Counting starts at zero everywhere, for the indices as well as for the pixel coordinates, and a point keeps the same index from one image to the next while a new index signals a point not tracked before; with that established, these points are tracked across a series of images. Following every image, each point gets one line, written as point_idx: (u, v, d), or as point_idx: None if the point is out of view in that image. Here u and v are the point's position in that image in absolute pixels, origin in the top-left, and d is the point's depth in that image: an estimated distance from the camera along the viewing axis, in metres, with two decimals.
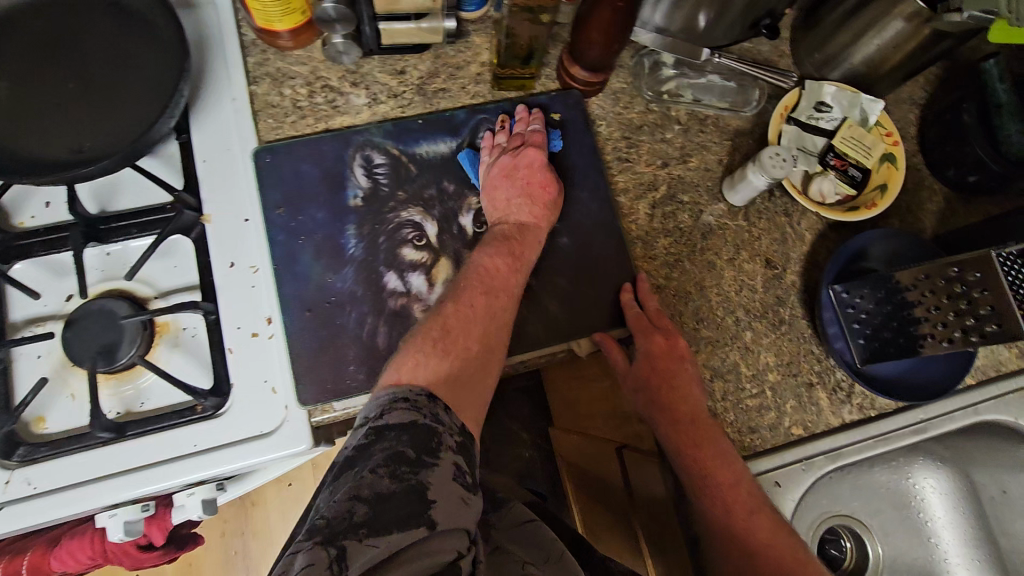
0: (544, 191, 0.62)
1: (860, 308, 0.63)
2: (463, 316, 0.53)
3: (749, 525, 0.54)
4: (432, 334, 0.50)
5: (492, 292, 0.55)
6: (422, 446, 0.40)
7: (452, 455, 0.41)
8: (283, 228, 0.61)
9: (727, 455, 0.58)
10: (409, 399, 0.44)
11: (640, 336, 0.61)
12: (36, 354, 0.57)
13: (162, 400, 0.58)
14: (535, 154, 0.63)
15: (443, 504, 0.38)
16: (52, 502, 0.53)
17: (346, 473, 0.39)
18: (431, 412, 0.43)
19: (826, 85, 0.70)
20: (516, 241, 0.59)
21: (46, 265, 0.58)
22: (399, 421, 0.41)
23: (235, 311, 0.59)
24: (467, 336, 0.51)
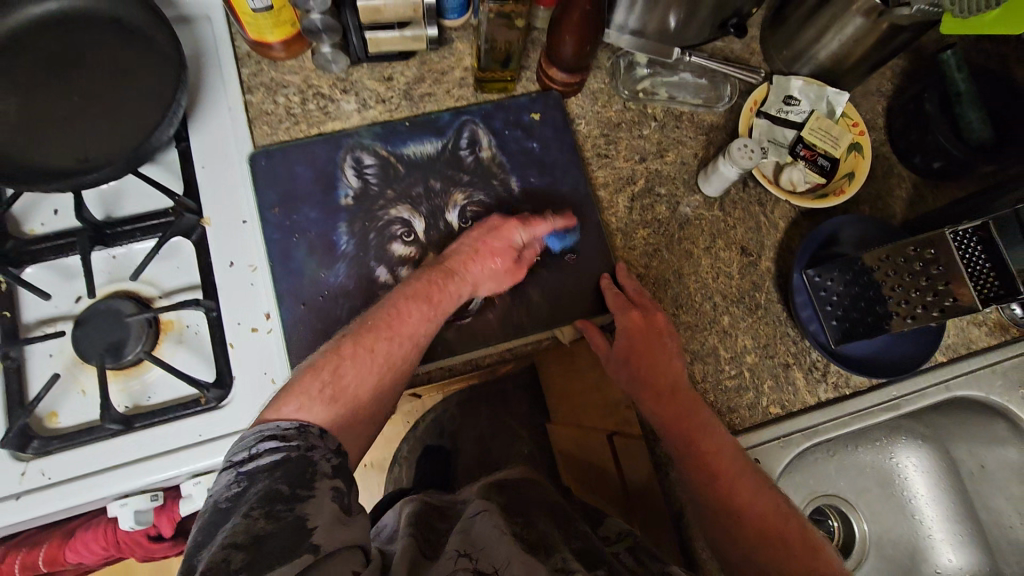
0: (493, 259, 0.62)
1: (832, 291, 0.67)
2: (357, 363, 0.54)
3: (733, 489, 0.57)
4: (321, 377, 0.52)
5: (397, 340, 0.56)
6: (295, 481, 0.43)
7: (330, 480, 0.45)
8: (278, 228, 0.64)
9: (709, 423, 0.61)
10: (278, 436, 0.47)
11: (620, 315, 0.64)
12: (48, 352, 0.60)
13: (168, 394, 0.61)
14: (515, 231, 0.63)
15: (327, 526, 0.41)
16: (66, 491, 0.56)
17: (222, 518, 0.41)
18: (300, 442, 0.47)
19: (794, 79, 0.73)
20: (436, 290, 0.59)
21: (56, 268, 0.62)
22: (269, 462, 0.44)
23: (234, 307, 0.62)
24: (357, 387, 0.53)
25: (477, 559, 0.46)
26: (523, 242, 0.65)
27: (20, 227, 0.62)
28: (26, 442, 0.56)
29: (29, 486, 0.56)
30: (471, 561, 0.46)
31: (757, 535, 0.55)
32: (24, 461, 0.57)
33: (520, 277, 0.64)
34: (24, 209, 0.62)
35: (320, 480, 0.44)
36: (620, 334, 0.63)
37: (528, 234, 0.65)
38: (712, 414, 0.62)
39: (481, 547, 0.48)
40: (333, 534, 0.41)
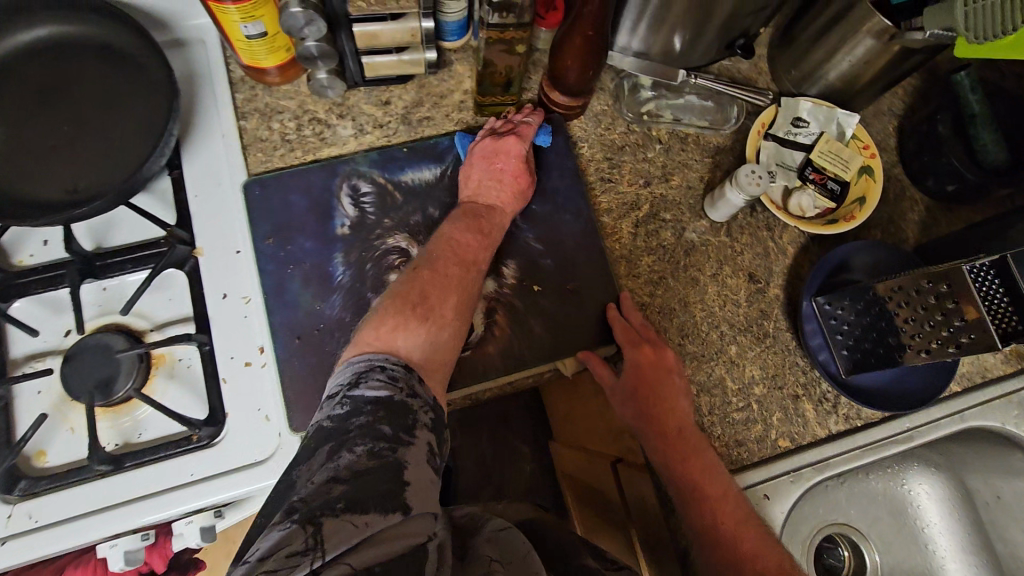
0: (515, 180, 0.65)
1: (842, 319, 0.65)
2: (439, 284, 0.55)
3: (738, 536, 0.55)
4: (411, 300, 0.53)
5: (464, 264, 0.58)
6: (399, 425, 0.43)
7: (427, 434, 0.44)
8: (272, 258, 0.63)
9: (713, 467, 0.58)
10: (386, 369, 0.46)
11: (627, 345, 0.62)
12: (35, 390, 0.58)
13: (159, 431, 0.59)
14: (518, 144, 0.65)
15: (418, 486, 0.40)
16: (53, 535, 0.55)
17: (327, 444, 0.41)
18: (405, 386, 0.46)
19: (802, 102, 0.71)
20: (485, 219, 0.62)
21: (44, 302, 0.60)
22: (375, 394, 0.44)
23: (227, 341, 0.60)
24: (445, 304, 0.54)
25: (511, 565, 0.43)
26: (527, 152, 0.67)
27: (8, 259, 0.61)
28: (12, 483, 0.55)
29: (15, 530, 0.55)
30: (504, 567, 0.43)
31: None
32: (11, 503, 0.55)
33: (529, 182, 0.66)
34: (12, 241, 0.61)
35: (422, 430, 0.44)
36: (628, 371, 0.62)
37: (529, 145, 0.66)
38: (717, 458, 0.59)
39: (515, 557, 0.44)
40: (421, 497, 0.40)
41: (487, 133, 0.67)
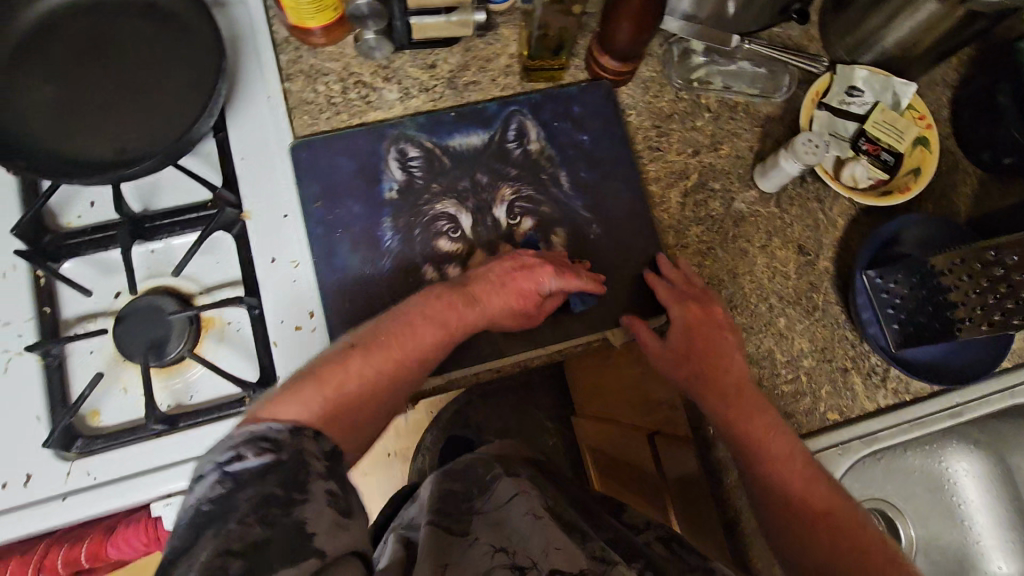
0: (520, 301, 0.57)
1: (894, 293, 0.65)
2: (362, 380, 0.51)
3: (807, 493, 0.54)
4: (323, 390, 0.49)
5: (403, 364, 0.53)
6: (290, 484, 0.40)
7: (324, 482, 0.42)
8: (321, 222, 0.62)
9: (769, 420, 0.58)
10: (271, 440, 0.43)
11: (673, 305, 0.61)
12: (88, 350, 0.58)
13: (211, 393, 0.59)
14: (549, 279, 0.58)
15: (327, 529, 0.39)
16: (110, 492, 0.55)
17: (204, 525, 0.37)
18: (293, 449, 0.43)
19: (858, 70, 0.70)
20: (455, 314, 0.56)
21: (94, 263, 0.60)
22: (261, 463, 0.40)
23: (278, 306, 0.60)
24: (359, 407, 0.50)
25: (515, 553, 0.45)
26: (551, 293, 0.59)
27: (56, 220, 0.60)
28: (70, 441, 0.55)
29: (74, 486, 0.55)
30: (508, 556, 0.45)
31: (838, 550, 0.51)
32: (69, 461, 0.55)
33: (525, 322, 0.59)
34: (60, 201, 0.61)
35: (315, 483, 0.41)
36: (674, 329, 0.61)
37: (559, 289, 0.58)
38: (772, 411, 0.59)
39: (515, 538, 0.47)
40: (335, 537, 0.39)
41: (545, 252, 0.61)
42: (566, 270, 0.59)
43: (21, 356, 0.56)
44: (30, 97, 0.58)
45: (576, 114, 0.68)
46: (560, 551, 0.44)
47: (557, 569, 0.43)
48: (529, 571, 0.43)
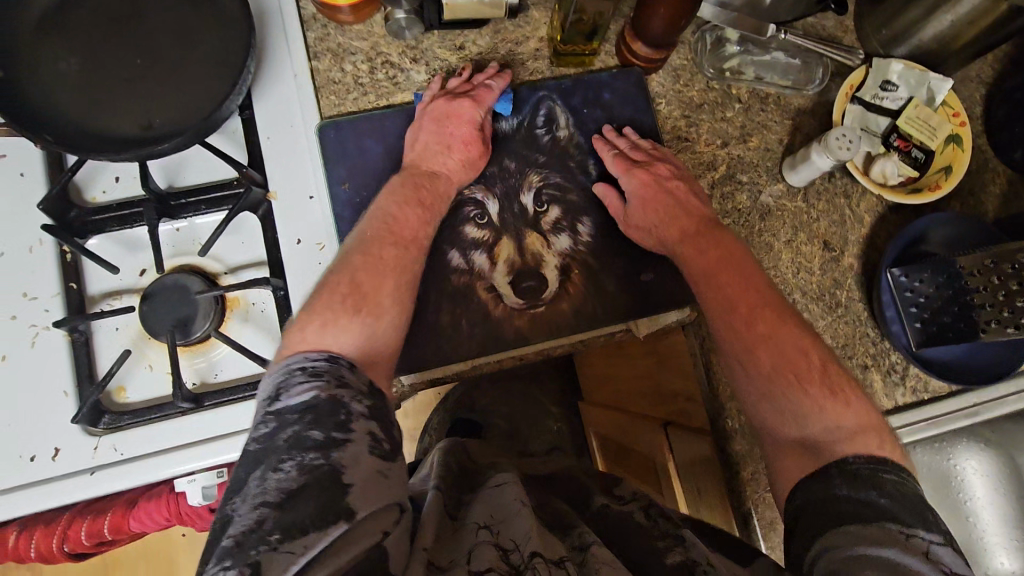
0: (466, 148, 0.61)
1: (919, 292, 0.64)
2: (370, 268, 0.52)
3: (751, 324, 0.54)
4: (339, 291, 0.49)
5: (401, 244, 0.55)
6: (330, 423, 0.39)
7: (366, 422, 0.41)
8: (348, 204, 0.63)
9: (750, 280, 0.56)
10: (310, 371, 0.42)
11: (625, 176, 0.62)
12: (114, 327, 0.58)
13: (236, 372, 0.60)
14: (473, 110, 0.61)
15: (362, 484, 0.37)
16: (136, 467, 0.55)
17: (254, 467, 0.38)
18: (334, 374, 0.43)
19: (893, 63, 0.68)
20: (425, 190, 0.59)
21: (119, 239, 0.59)
22: (302, 400, 0.40)
23: (303, 288, 0.60)
24: (381, 291, 0.51)
25: (500, 534, 0.42)
26: (485, 121, 0.63)
27: (80, 195, 0.60)
28: (97, 416, 0.56)
29: (101, 461, 0.55)
30: (492, 534, 0.42)
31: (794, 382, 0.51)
32: (96, 436, 0.56)
33: (489, 149, 0.63)
34: (85, 177, 0.60)
35: (356, 424, 0.40)
36: (636, 193, 0.62)
37: (484, 112, 0.62)
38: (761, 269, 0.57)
39: (502, 520, 0.44)
40: (368, 494, 0.37)
41: (447, 94, 0.63)
42: (480, 94, 0.62)
43: (49, 331, 0.56)
44: (57, 69, 0.57)
45: (605, 101, 0.67)
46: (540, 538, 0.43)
47: (539, 552, 0.41)
48: (511, 551, 0.41)
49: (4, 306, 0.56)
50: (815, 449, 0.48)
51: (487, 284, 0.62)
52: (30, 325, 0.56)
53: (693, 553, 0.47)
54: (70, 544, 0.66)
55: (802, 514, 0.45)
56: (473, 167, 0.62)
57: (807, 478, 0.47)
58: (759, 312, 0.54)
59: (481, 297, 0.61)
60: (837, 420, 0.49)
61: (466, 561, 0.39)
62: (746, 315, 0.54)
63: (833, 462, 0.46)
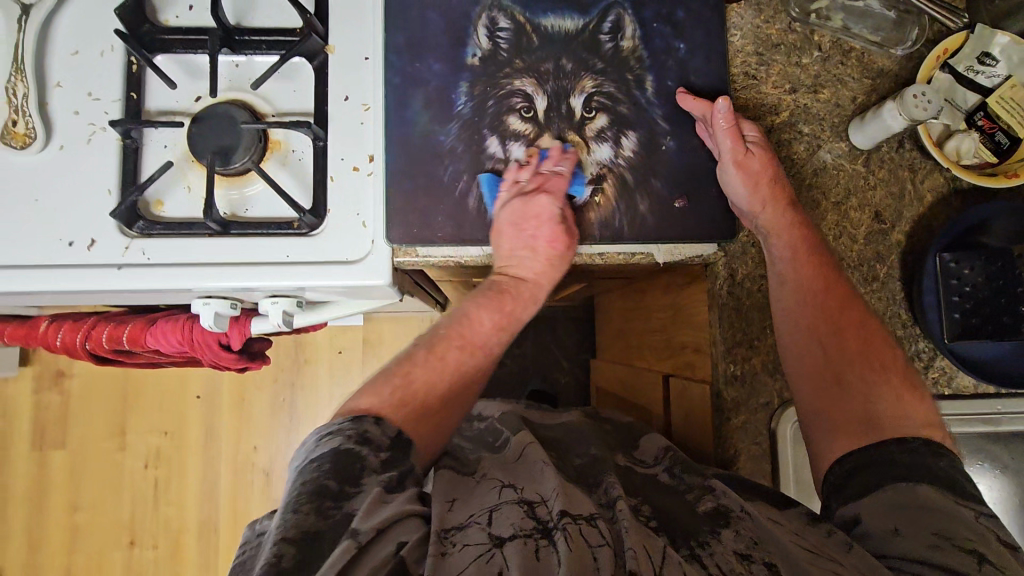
0: (550, 246, 0.59)
1: (966, 280, 0.61)
2: (431, 368, 0.52)
3: (838, 307, 0.56)
4: (393, 380, 0.50)
5: (469, 348, 0.54)
6: (346, 476, 0.42)
7: (381, 476, 0.43)
8: (400, 72, 0.63)
9: (823, 279, 0.57)
10: (334, 429, 0.45)
11: (746, 124, 0.61)
12: (163, 143, 0.61)
13: (265, 211, 0.62)
14: (551, 204, 0.59)
15: (368, 513, 0.40)
16: (161, 273, 0.59)
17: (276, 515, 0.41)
18: (360, 430, 0.45)
19: (999, 35, 0.63)
20: (508, 295, 0.58)
21: (183, 63, 0.62)
22: (322, 454, 0.43)
23: (342, 143, 0.61)
24: (433, 390, 0.51)
25: (523, 491, 0.47)
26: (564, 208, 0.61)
27: (155, 15, 0.63)
28: (133, 219, 0.59)
29: (130, 261, 0.59)
30: (515, 492, 0.47)
31: (879, 372, 0.53)
32: (129, 237, 0.59)
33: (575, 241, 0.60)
34: None
35: (370, 478, 0.43)
36: (757, 147, 0.60)
37: (561, 203, 0.59)
38: (829, 252, 0.59)
39: (526, 481, 0.49)
40: (375, 516, 0.40)
41: (518, 189, 0.60)
42: (550, 182, 0.59)
43: (105, 132, 0.60)
44: None
45: (677, 20, 0.65)
46: (567, 496, 0.46)
47: (566, 510, 0.43)
48: (538, 506, 0.45)
49: (69, 101, 0.60)
50: (869, 428, 0.50)
51: None
52: (89, 123, 0.60)
53: (724, 500, 0.50)
54: (91, 343, 0.68)
55: (858, 470, 0.48)
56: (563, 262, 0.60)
57: (851, 450, 0.50)
58: (848, 300, 0.56)
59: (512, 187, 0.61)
60: (907, 410, 0.51)
61: (489, 524, 0.43)
62: (835, 299, 0.56)
63: (895, 439, 0.49)
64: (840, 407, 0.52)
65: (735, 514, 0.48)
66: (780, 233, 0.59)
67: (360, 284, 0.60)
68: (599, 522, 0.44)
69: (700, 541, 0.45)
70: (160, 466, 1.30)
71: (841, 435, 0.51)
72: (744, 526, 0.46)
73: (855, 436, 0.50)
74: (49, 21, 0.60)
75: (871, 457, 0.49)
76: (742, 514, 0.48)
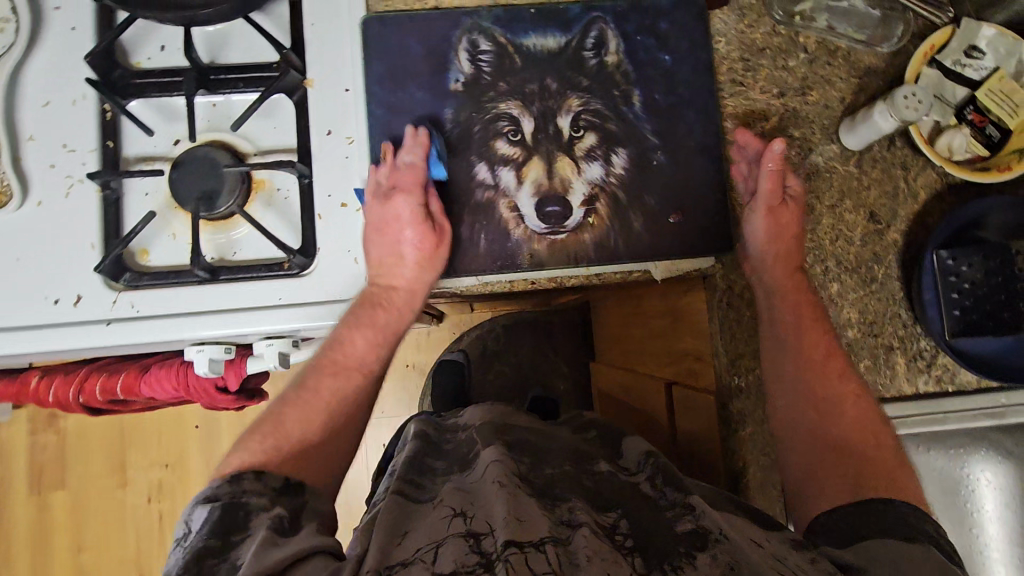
0: (432, 249, 0.58)
1: (965, 277, 0.60)
2: (301, 408, 0.53)
3: (831, 374, 0.57)
4: (263, 430, 0.51)
5: (341, 374, 0.56)
6: (226, 530, 0.41)
7: (267, 516, 0.43)
8: (383, 103, 0.61)
9: (825, 340, 0.58)
10: (211, 492, 0.44)
11: (790, 174, 0.62)
12: (145, 191, 0.59)
13: (253, 253, 0.60)
14: (407, 203, 0.57)
15: (262, 557, 0.39)
16: (152, 326, 0.57)
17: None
18: (239, 488, 0.44)
19: (985, 27, 0.62)
20: (381, 309, 0.58)
21: (159, 107, 0.60)
22: (200, 518, 0.42)
23: (327, 179, 0.60)
24: (308, 426, 0.52)
25: (471, 521, 0.45)
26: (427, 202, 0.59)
27: (127, 59, 0.61)
28: (119, 272, 0.57)
29: (118, 315, 0.57)
30: (465, 522, 0.44)
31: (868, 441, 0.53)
32: (116, 290, 0.58)
33: (445, 240, 0.59)
34: (132, 39, 0.61)
35: (254, 521, 0.42)
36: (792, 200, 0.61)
37: (423, 198, 0.58)
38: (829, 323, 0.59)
39: (478, 505, 0.46)
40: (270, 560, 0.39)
41: (376, 188, 0.58)
42: (404, 178, 0.58)
43: (83, 184, 0.58)
44: None
45: (661, 31, 0.64)
46: (518, 521, 0.43)
47: (512, 540, 0.41)
48: (483, 538, 0.42)
49: (44, 154, 0.58)
50: (858, 486, 0.50)
51: (510, 202, 0.61)
52: (66, 176, 0.58)
53: (704, 521, 0.47)
54: (85, 396, 0.67)
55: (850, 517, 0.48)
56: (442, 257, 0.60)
57: (841, 502, 0.50)
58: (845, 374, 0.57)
59: (502, 214, 0.60)
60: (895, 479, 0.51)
61: (434, 562, 0.41)
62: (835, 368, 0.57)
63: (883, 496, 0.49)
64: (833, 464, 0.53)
65: (714, 536, 0.45)
66: (787, 294, 0.59)
67: None
68: (548, 547, 0.41)
69: (675, 565, 0.43)
70: (164, 499, 1.29)
71: (837, 484, 0.51)
72: (721, 550, 0.44)
73: (847, 490, 0.50)
74: (17, 72, 0.59)
75: (859, 510, 0.48)
76: (720, 535, 0.45)
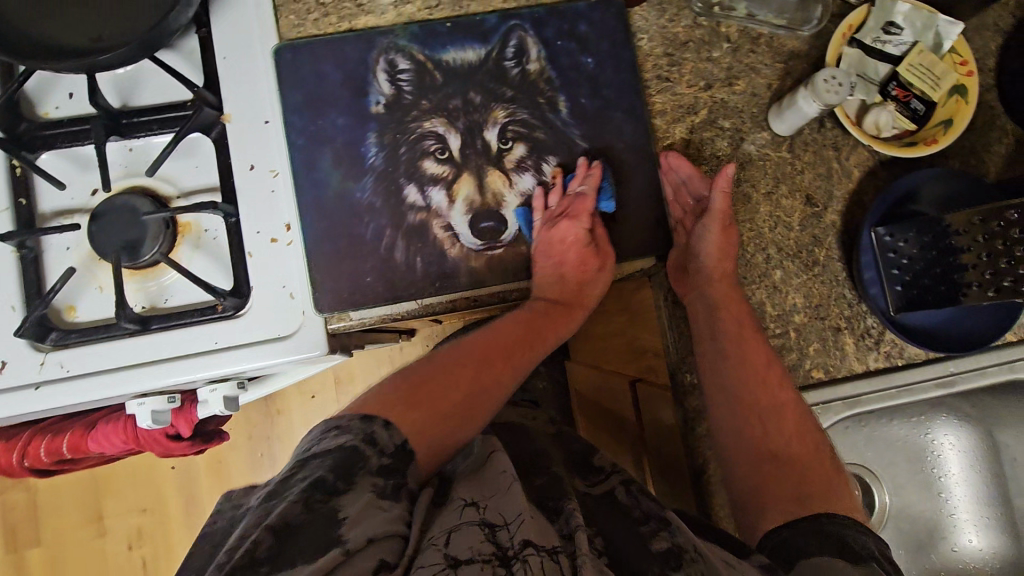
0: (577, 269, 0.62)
1: (902, 253, 0.60)
2: (457, 384, 0.55)
3: (772, 384, 0.58)
4: (410, 386, 0.53)
5: (503, 365, 0.58)
6: (342, 471, 0.44)
7: (371, 477, 0.44)
8: (303, 132, 0.61)
9: (766, 355, 0.59)
10: (342, 426, 0.48)
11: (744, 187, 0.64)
12: (65, 246, 0.57)
13: (186, 298, 0.59)
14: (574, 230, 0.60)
15: (359, 516, 0.41)
16: (84, 385, 0.55)
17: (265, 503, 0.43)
18: (363, 433, 0.47)
19: (899, 4, 0.62)
20: (540, 320, 0.61)
21: (72, 157, 0.58)
22: (330, 444, 0.46)
23: (254, 215, 0.58)
24: (459, 406, 0.54)
25: (485, 511, 0.44)
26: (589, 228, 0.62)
27: (33, 110, 0.59)
28: (45, 332, 0.56)
29: (48, 377, 0.56)
30: (477, 512, 0.44)
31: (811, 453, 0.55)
32: (44, 351, 0.56)
33: (603, 263, 0.63)
34: (37, 89, 0.59)
35: (364, 477, 0.44)
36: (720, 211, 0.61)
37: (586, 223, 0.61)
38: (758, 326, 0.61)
39: (489, 496, 0.45)
40: (364, 523, 0.40)
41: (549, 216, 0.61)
42: (574, 205, 0.60)
43: None
44: None
45: (581, 33, 0.63)
46: (530, 519, 0.42)
47: (529, 540, 0.40)
48: (499, 529, 0.42)
49: None
50: (803, 504, 0.52)
51: (443, 222, 0.60)
52: None
53: (679, 539, 0.46)
54: (30, 459, 0.65)
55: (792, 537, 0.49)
56: (599, 280, 0.64)
57: (792, 520, 0.51)
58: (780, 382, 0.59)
59: (436, 235, 0.59)
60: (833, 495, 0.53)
61: (446, 545, 0.40)
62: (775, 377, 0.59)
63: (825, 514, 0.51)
64: (781, 478, 0.54)
65: (688, 556, 0.45)
66: (726, 304, 0.60)
67: (299, 359, 0.58)
68: (561, 556, 0.41)
69: None
70: (145, 544, 1.26)
71: (788, 500, 0.53)
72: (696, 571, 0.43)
73: (794, 508, 0.52)
74: None
75: (806, 527, 0.50)
76: (694, 556, 0.45)
